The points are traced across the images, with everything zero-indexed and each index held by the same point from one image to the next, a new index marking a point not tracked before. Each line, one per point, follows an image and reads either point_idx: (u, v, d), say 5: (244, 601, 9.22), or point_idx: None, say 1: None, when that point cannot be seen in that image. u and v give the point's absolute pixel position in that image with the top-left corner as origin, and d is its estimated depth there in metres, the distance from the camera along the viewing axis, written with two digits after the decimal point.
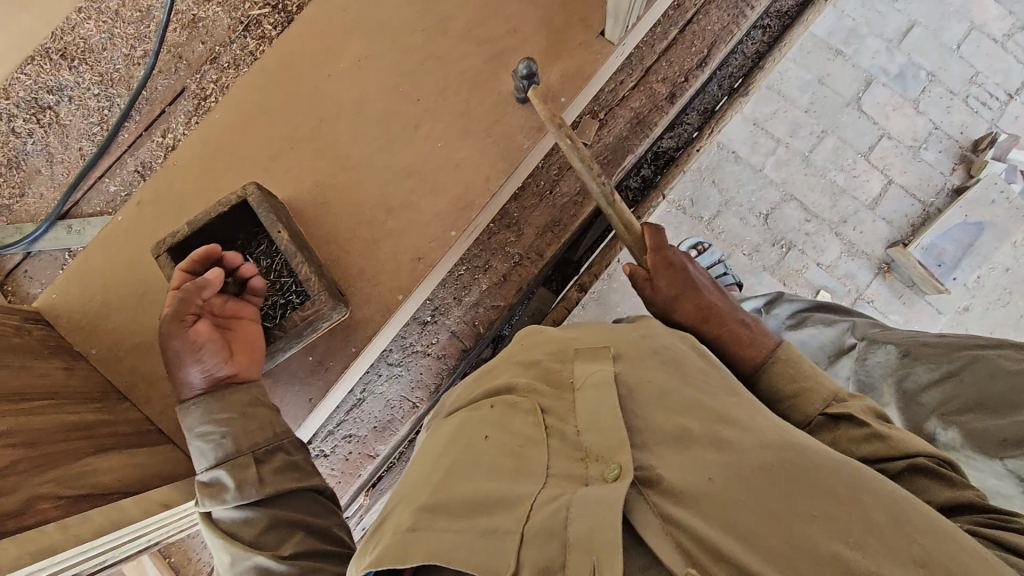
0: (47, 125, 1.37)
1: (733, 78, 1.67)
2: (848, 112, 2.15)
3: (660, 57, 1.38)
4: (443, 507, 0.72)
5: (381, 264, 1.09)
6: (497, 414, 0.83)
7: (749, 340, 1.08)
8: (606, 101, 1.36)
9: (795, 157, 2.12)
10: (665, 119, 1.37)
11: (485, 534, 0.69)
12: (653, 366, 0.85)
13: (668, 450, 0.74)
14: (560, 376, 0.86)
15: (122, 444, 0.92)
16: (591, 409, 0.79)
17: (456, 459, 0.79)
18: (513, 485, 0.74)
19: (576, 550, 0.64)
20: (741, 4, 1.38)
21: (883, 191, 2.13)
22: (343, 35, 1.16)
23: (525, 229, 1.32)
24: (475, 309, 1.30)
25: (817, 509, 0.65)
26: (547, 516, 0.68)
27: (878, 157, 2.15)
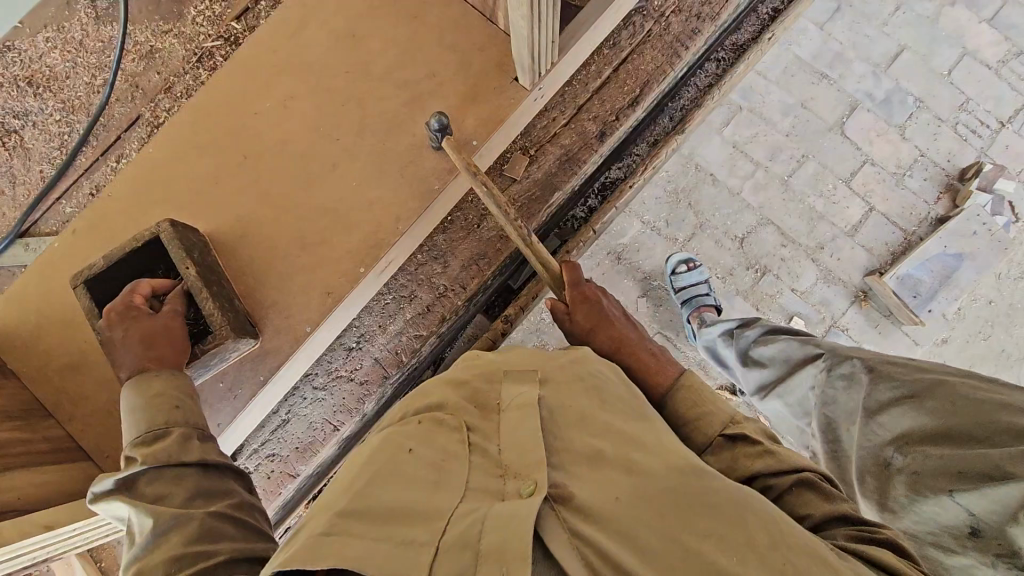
0: (12, 149, 1.45)
1: (685, 110, 1.64)
2: (830, 137, 2.12)
3: (592, 95, 1.41)
4: (359, 512, 0.68)
5: (292, 296, 1.14)
6: (422, 429, 0.79)
7: (659, 367, 1.08)
8: (535, 138, 1.39)
9: (773, 180, 2.09)
10: (593, 157, 1.40)
11: (401, 545, 0.64)
12: (575, 391, 0.84)
13: (585, 468, 0.75)
14: (487, 397, 0.84)
15: (34, 461, 1.00)
16: (514, 429, 0.78)
17: (380, 465, 0.73)
18: (433, 498, 0.70)
19: (489, 563, 0.61)
20: (675, 45, 1.42)
21: (865, 218, 2.10)
22: (272, 74, 1.20)
23: (450, 261, 1.36)
24: (398, 337, 1.34)
25: (708, 528, 0.67)
26: (465, 528, 0.65)
27: (862, 183, 2.11)
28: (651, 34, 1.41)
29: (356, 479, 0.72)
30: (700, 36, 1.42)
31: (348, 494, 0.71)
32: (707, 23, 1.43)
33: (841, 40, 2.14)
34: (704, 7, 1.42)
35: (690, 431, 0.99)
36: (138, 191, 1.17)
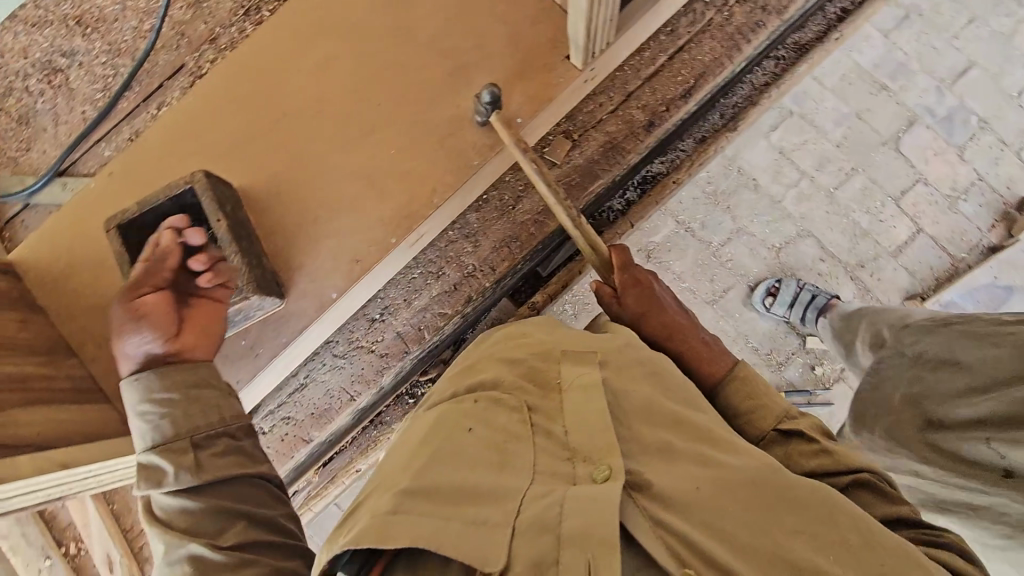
0: (57, 87, 1.47)
1: (737, 107, 1.54)
2: (882, 152, 2.01)
3: (644, 82, 1.35)
4: (425, 491, 0.70)
5: (320, 261, 1.13)
6: (479, 408, 0.79)
7: (710, 355, 1.03)
8: (581, 122, 1.35)
9: (820, 193, 1.98)
10: (639, 147, 1.35)
11: (471, 524, 0.67)
12: (639, 377, 0.83)
13: (657, 460, 0.75)
14: (546, 376, 0.82)
15: (55, 398, 1.01)
16: (580, 410, 0.77)
17: (439, 446, 0.75)
18: (503, 477, 0.72)
19: (570, 546, 0.64)
20: (736, 37, 1.35)
21: (912, 239, 2.00)
22: (317, 30, 1.17)
23: (482, 241, 1.33)
24: (423, 313, 1.33)
25: (799, 525, 0.69)
26: (540, 512, 0.67)
27: (910, 203, 2.00)
28: (712, 23, 1.35)
29: (418, 456, 0.74)
30: (763, 30, 1.35)
31: (410, 471, 0.72)
32: (772, 17, 1.35)
33: (906, 50, 2.04)
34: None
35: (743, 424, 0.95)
36: (175, 139, 1.17)
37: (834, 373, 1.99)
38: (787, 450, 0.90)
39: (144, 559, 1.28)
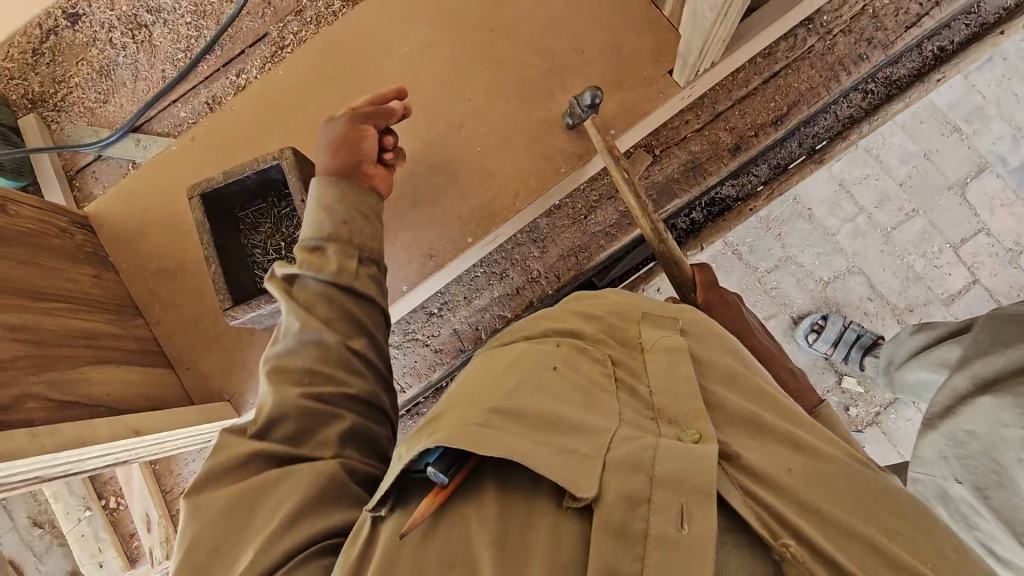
0: (140, 43, 1.46)
1: (817, 137, 1.48)
2: (947, 196, 1.95)
3: (735, 104, 1.31)
4: (515, 413, 0.63)
5: (394, 252, 1.11)
6: (564, 352, 0.71)
7: (798, 388, 0.92)
8: (665, 137, 1.32)
9: (876, 230, 1.93)
10: (721, 170, 1.31)
11: (563, 454, 0.60)
12: (722, 351, 0.74)
13: (745, 432, 0.66)
14: (627, 333, 0.75)
15: (121, 359, 1.01)
16: (670, 370, 0.69)
17: (520, 380, 0.66)
18: (586, 418, 0.64)
19: (665, 489, 0.58)
20: (836, 67, 1.30)
21: (964, 289, 1.94)
22: (415, 17, 1.15)
23: (550, 248, 1.31)
24: (482, 313, 1.31)
25: (887, 523, 0.60)
26: (639, 447, 0.60)
27: (970, 251, 1.96)
28: (813, 50, 1.30)
29: (501, 384, 0.66)
30: (865, 63, 1.30)
31: (495, 391, 0.65)
32: (877, 51, 1.30)
33: (989, 95, 1.96)
34: (878, 32, 1.30)
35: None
36: (262, 112, 1.15)
37: (867, 416, 1.94)
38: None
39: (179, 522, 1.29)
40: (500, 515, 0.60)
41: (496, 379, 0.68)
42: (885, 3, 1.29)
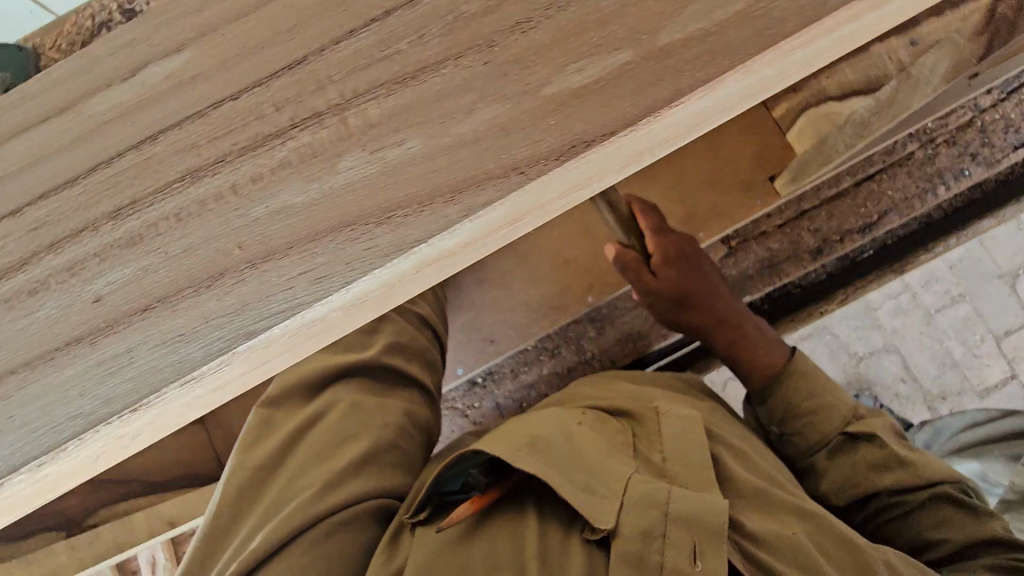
0: None
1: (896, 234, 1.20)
2: (994, 284, 1.36)
3: (823, 204, 1.16)
4: (546, 449, 0.64)
5: None
6: (591, 417, 0.74)
7: (763, 345, 0.85)
8: (744, 230, 1.18)
9: (916, 310, 1.36)
10: (799, 274, 1.19)
11: (585, 491, 0.61)
12: (728, 432, 0.77)
13: (754, 503, 0.66)
14: (645, 405, 0.77)
15: None
16: (681, 439, 0.69)
17: (545, 429, 0.68)
18: (608, 459, 0.64)
19: (680, 525, 0.58)
20: (934, 179, 1.14)
21: (1002, 382, 1.35)
22: None
23: (607, 330, 1.16)
24: (529, 390, 1.17)
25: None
26: (655, 485, 0.61)
27: (1016, 343, 1.36)
28: (913, 156, 1.14)
29: (528, 426, 0.68)
30: (965, 180, 1.14)
31: (524, 432, 0.68)
32: (981, 169, 1.13)
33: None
34: (984, 148, 1.12)
35: (799, 428, 0.79)
36: None
37: None
38: (850, 460, 0.75)
39: None
40: (536, 537, 0.60)
41: (518, 427, 0.69)
42: (996, 118, 1.12)
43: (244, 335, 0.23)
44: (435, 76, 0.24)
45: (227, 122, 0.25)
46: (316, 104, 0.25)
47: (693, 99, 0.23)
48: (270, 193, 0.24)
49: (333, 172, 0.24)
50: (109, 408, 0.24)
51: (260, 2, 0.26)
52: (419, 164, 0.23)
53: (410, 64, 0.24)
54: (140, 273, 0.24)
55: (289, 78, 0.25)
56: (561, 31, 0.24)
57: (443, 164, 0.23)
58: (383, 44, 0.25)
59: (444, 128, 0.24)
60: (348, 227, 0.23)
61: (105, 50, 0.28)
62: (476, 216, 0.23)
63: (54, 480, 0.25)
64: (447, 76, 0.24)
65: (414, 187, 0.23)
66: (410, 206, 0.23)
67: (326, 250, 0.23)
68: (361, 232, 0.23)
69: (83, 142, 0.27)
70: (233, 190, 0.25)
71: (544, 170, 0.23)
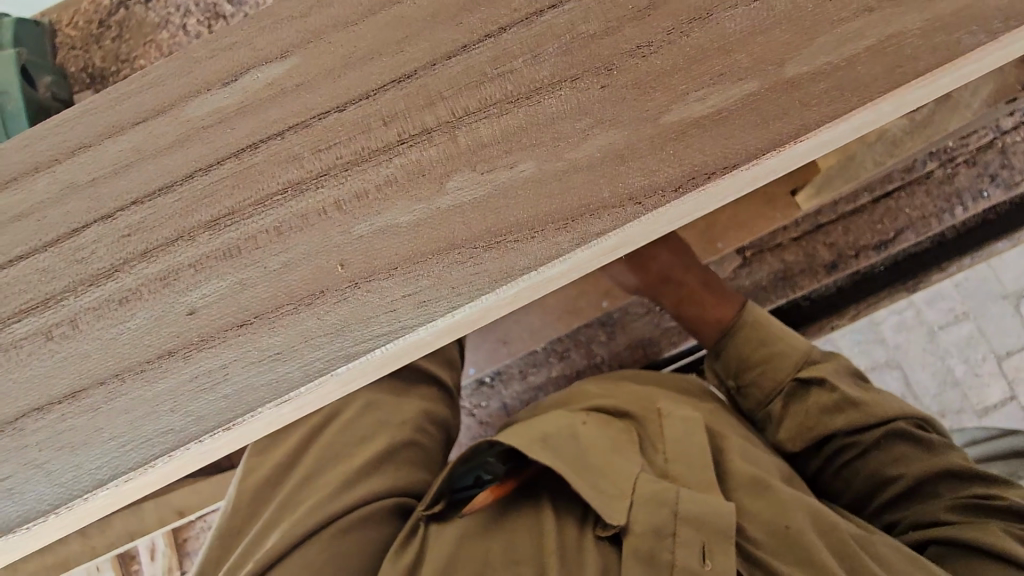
0: None
1: (910, 252, 1.20)
2: (1002, 305, 1.29)
3: (839, 219, 1.18)
4: (558, 451, 0.64)
5: None
6: (595, 417, 0.73)
7: (712, 301, 0.85)
8: (759, 240, 1.19)
9: (919, 327, 1.30)
10: (812, 286, 1.19)
11: (597, 490, 0.61)
12: (725, 423, 0.75)
13: (758, 497, 0.63)
14: (647, 404, 0.76)
15: None
16: (685, 439, 0.68)
17: (552, 428, 0.68)
18: (614, 459, 0.64)
19: (689, 525, 0.57)
20: (952, 199, 1.14)
21: (1001, 403, 1.30)
22: None
23: (618, 335, 1.18)
24: (537, 391, 1.19)
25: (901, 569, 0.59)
26: (661, 485, 0.60)
27: (1019, 364, 1.29)
28: (930, 176, 1.15)
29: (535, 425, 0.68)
30: (984, 202, 1.13)
31: (533, 432, 0.67)
32: (999, 191, 1.12)
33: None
34: (1003, 169, 1.12)
35: (754, 377, 0.79)
36: None
37: None
38: (804, 404, 0.75)
39: None
40: (550, 529, 0.60)
41: (526, 429, 0.69)
42: (1017, 140, 1.12)
43: (331, 364, 0.36)
44: (551, 97, 0.37)
45: (331, 132, 0.39)
46: (426, 116, 0.38)
47: (805, 138, 0.35)
48: (409, 205, 0.37)
49: (443, 192, 0.37)
50: (223, 404, 0.36)
51: (357, 18, 0.40)
52: (548, 184, 0.36)
53: (527, 83, 0.37)
54: (242, 286, 0.37)
55: (395, 91, 0.38)
56: (677, 64, 0.36)
57: (502, 218, 0.36)
58: (496, 62, 0.38)
59: (564, 148, 0.36)
60: (456, 251, 0.36)
61: (208, 53, 0.41)
62: (546, 266, 0.35)
63: (165, 472, 0.36)
64: (564, 96, 0.37)
65: (539, 209, 0.36)
66: (526, 232, 0.35)
67: (414, 284, 0.36)
68: (467, 256, 0.36)
69: (192, 141, 0.40)
70: (326, 212, 0.37)
71: (664, 198, 0.35)
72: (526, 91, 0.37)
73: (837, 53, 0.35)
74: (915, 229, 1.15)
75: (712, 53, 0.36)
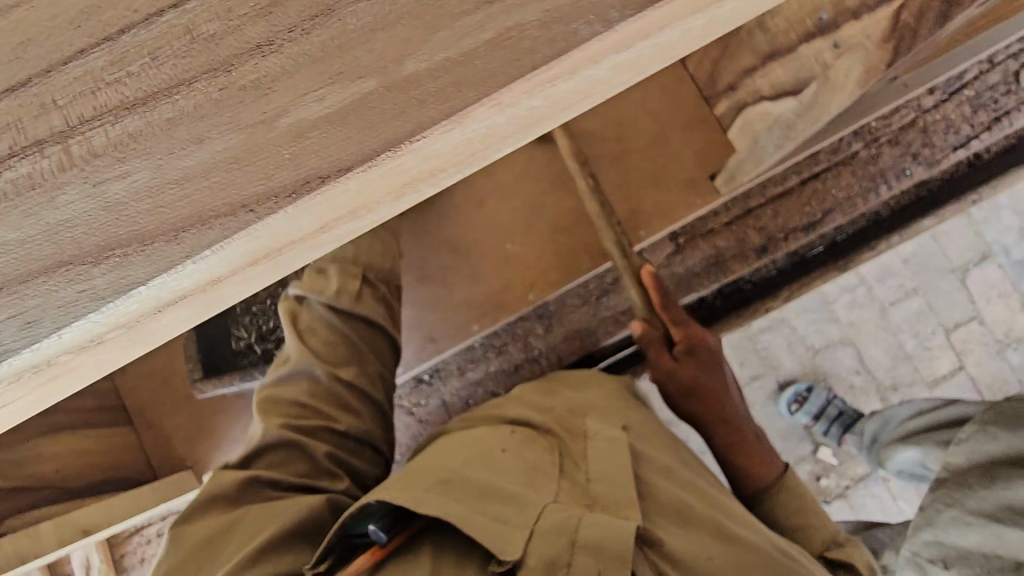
0: None
1: (839, 230, 1.32)
2: (947, 280, 1.52)
3: (768, 203, 1.24)
4: (458, 483, 0.65)
5: (413, 323, 1.14)
6: (516, 440, 0.72)
7: (725, 408, 0.91)
8: (691, 227, 1.23)
9: (871, 304, 1.51)
10: (745, 270, 1.25)
11: (496, 522, 0.61)
12: (657, 442, 0.74)
13: (678, 528, 0.65)
14: (573, 424, 0.76)
15: (80, 422, 0.87)
16: (605, 461, 0.68)
17: (462, 462, 0.68)
18: (523, 487, 0.64)
19: (586, 554, 0.58)
20: (878, 178, 1.23)
21: (950, 373, 1.52)
22: None
23: (555, 327, 1.13)
24: (476, 387, 1.15)
25: None
26: (563, 513, 0.60)
27: (964, 336, 1.52)
28: (856, 157, 1.23)
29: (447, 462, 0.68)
30: (908, 178, 1.23)
31: (454, 463, 0.68)
32: (921, 168, 1.23)
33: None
34: (926, 148, 1.23)
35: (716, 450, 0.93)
36: None
37: (836, 489, 1.55)
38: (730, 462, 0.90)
39: (125, 569, 1.09)
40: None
41: (444, 460, 0.69)
42: (936, 119, 1.22)
43: None
44: (170, 102, 0.22)
45: None
46: (53, 124, 0.22)
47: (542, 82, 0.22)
48: (83, 175, 0.22)
49: (117, 179, 0.22)
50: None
51: None
52: (151, 192, 0.22)
53: (144, 89, 0.22)
54: None
55: (30, 96, 0.22)
56: None
57: (130, 218, 0.22)
58: (116, 65, 0.22)
59: (173, 160, 0.22)
60: (135, 242, 0.21)
61: None
62: (196, 256, 0.21)
63: None
64: (182, 103, 0.22)
65: (193, 202, 0.21)
66: (131, 245, 0.21)
67: (75, 282, 0.21)
68: (154, 243, 0.21)
69: None
70: (11, 192, 0.22)
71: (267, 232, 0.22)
72: (130, 107, 0.22)
73: (455, 50, 0.21)
74: (847, 210, 1.24)
75: (319, 57, 0.22)
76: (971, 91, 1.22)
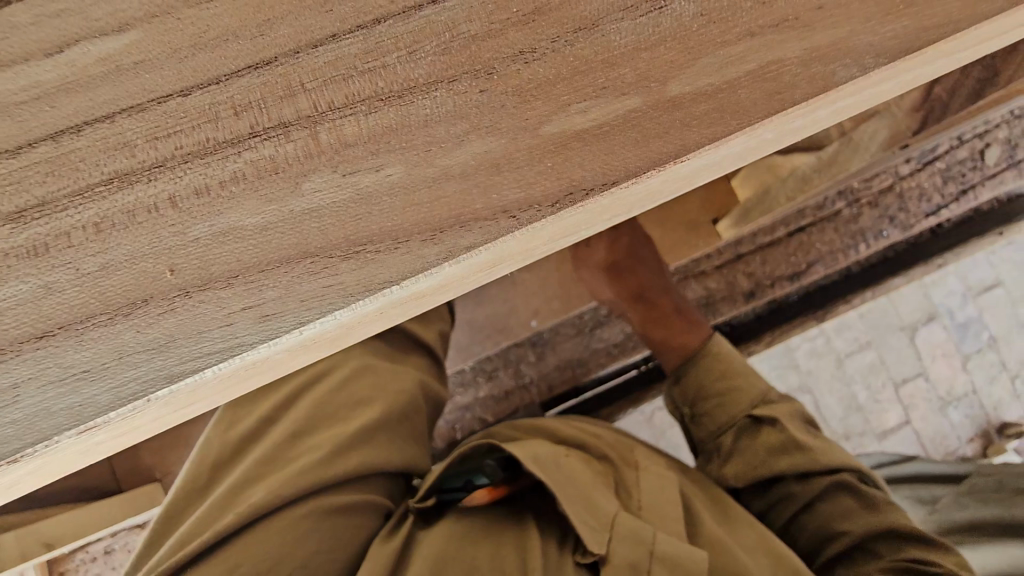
0: None
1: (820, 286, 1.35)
2: (898, 335, 1.45)
3: (757, 250, 1.28)
4: (546, 468, 0.64)
5: None
6: (574, 455, 0.71)
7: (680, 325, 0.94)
8: (684, 267, 1.26)
9: (829, 354, 1.43)
10: (733, 312, 1.28)
11: (576, 517, 0.60)
12: (697, 487, 0.74)
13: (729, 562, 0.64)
14: (627, 451, 0.76)
15: None
16: (658, 493, 0.68)
17: (541, 452, 0.66)
18: (595, 493, 0.64)
19: (663, 566, 0.59)
20: (857, 236, 1.28)
21: (898, 427, 1.44)
22: None
23: (547, 355, 1.13)
24: (463, 412, 1.12)
25: None
26: (641, 524, 0.61)
27: (913, 391, 1.44)
28: (840, 215, 1.28)
29: (526, 446, 0.67)
30: (885, 239, 1.28)
31: (544, 447, 0.68)
32: (897, 231, 1.28)
33: (996, 273, 1.44)
34: (900, 213, 1.28)
35: None
36: None
37: None
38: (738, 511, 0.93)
39: None
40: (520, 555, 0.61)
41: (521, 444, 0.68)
42: (912, 186, 1.27)
43: None
44: (425, 98, 0.25)
45: None
46: (282, 115, 0.25)
47: None
48: (216, 212, 0.24)
49: (297, 192, 0.24)
50: None
51: None
52: (350, 207, 0.24)
53: (398, 82, 0.25)
54: None
55: (207, 95, 0.25)
56: None
57: (305, 238, 0.24)
58: (368, 56, 0.25)
59: (430, 159, 0.25)
60: (310, 260, 0.24)
61: None
62: (358, 302, 0.23)
63: None
64: (440, 101, 0.25)
65: (402, 217, 0.24)
66: None
67: (216, 306, 0.23)
68: (323, 267, 0.24)
69: None
70: (153, 210, 0.24)
71: None
72: (340, 107, 0.25)
73: (720, 75, 0.26)
74: (829, 263, 1.28)
75: (588, 67, 0.26)
76: (942, 163, 1.26)
